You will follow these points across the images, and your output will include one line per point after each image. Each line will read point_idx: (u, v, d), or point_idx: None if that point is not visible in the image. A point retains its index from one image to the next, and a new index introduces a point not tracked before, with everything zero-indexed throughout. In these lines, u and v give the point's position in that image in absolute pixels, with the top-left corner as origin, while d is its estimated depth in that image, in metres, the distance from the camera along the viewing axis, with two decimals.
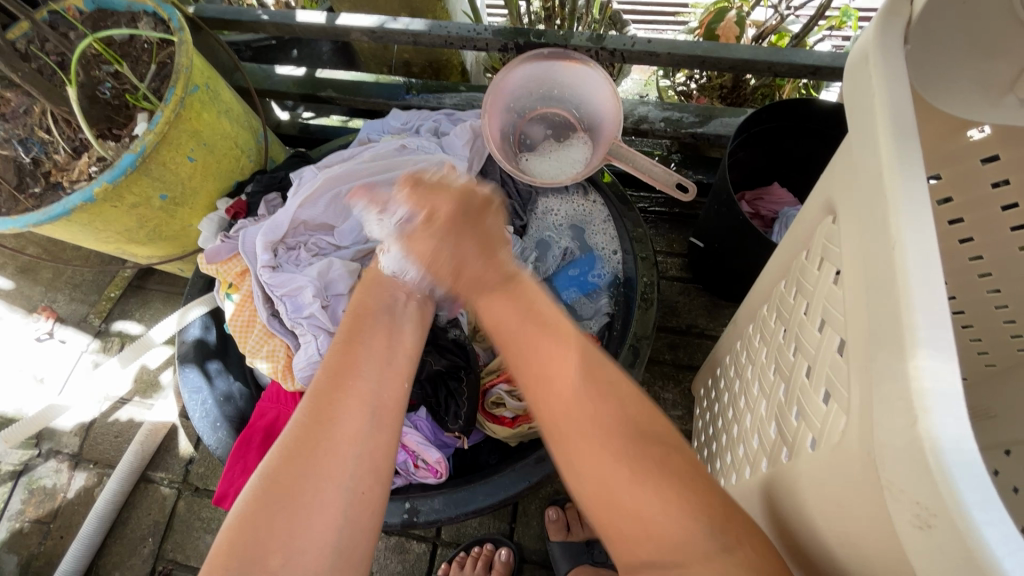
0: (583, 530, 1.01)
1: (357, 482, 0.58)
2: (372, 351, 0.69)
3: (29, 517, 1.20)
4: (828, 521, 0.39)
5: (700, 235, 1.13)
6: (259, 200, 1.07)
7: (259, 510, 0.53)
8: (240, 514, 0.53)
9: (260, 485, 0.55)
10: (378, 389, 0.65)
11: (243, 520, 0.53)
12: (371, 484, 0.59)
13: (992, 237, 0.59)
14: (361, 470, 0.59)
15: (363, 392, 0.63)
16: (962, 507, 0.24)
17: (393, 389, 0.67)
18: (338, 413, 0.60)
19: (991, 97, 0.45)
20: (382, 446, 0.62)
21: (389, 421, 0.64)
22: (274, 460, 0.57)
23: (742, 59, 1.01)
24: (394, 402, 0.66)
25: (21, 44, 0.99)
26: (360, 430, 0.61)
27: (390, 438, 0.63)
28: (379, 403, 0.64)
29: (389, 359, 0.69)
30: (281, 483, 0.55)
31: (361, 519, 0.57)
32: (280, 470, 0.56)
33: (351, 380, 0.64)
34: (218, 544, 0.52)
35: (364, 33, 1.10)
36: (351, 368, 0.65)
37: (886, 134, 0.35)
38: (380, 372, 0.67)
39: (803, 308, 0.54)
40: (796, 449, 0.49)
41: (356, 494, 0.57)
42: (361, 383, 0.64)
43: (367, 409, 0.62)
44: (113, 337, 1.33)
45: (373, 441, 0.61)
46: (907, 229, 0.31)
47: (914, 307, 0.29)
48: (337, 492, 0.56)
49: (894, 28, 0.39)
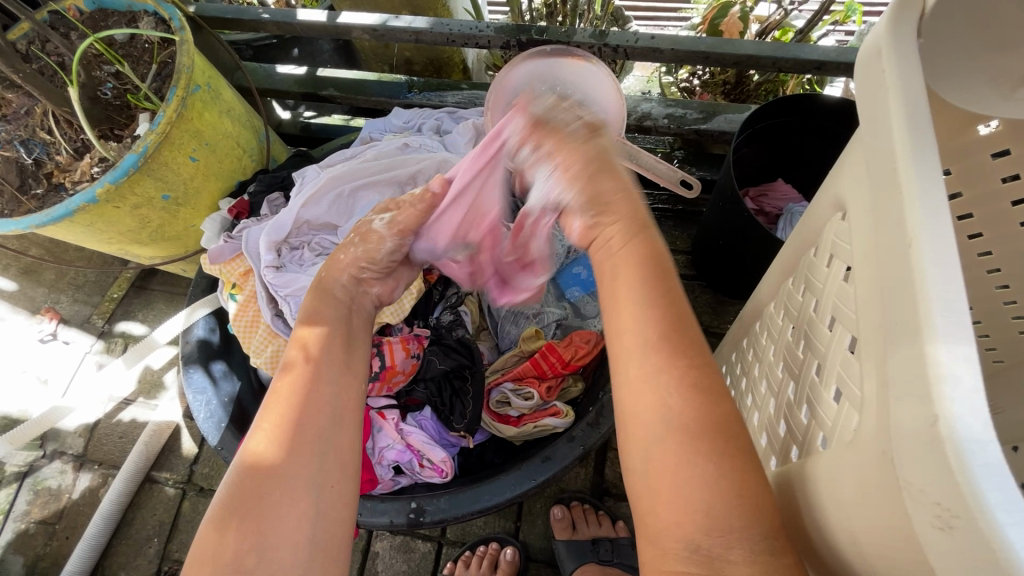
0: (589, 529, 1.01)
1: (324, 479, 0.57)
2: (331, 349, 0.66)
3: (35, 518, 1.20)
4: (841, 520, 0.39)
5: (704, 233, 1.13)
6: (262, 200, 1.07)
7: (231, 514, 0.52)
8: (214, 517, 0.53)
9: (229, 491, 0.54)
10: (338, 387, 0.64)
11: (213, 529, 0.52)
12: (339, 484, 0.58)
13: (1002, 233, 0.58)
14: (326, 471, 0.58)
15: (322, 391, 0.62)
16: (986, 507, 0.24)
17: (352, 389, 0.65)
18: (299, 416, 0.59)
19: (1003, 91, 0.44)
20: (345, 447, 0.60)
21: (349, 422, 0.62)
22: (242, 465, 0.56)
23: (746, 55, 1.00)
24: (354, 403, 0.64)
25: (22, 45, 0.99)
26: (321, 431, 0.59)
27: (351, 438, 0.62)
28: (339, 405, 0.62)
29: (348, 358, 0.67)
30: (251, 488, 0.54)
31: (332, 520, 0.56)
32: (248, 475, 0.55)
33: (310, 381, 0.62)
34: (193, 552, 0.51)
35: (365, 31, 1.09)
36: (308, 370, 0.63)
37: (901, 130, 0.35)
38: (339, 372, 0.65)
39: (812, 305, 0.53)
40: (806, 447, 0.49)
41: (324, 491, 0.57)
42: (320, 382, 0.63)
43: (327, 410, 0.61)
44: (117, 338, 1.32)
45: (336, 442, 0.60)
46: (925, 225, 0.31)
47: (932, 304, 0.28)
48: (307, 490, 0.55)
49: (909, 19, 0.38)
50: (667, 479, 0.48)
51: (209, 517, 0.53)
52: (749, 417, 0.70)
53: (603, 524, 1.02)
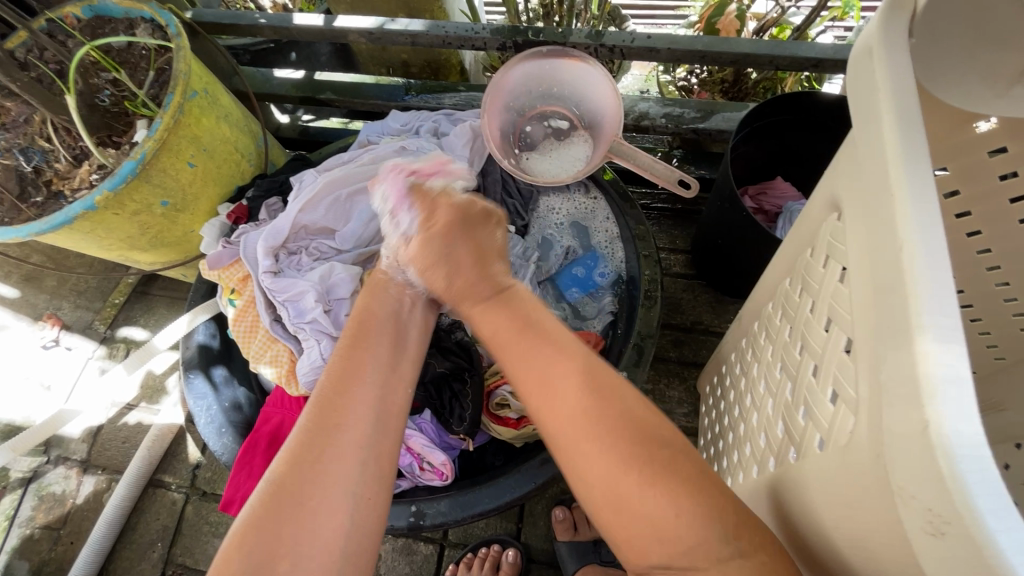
0: (591, 530, 1.01)
1: (362, 486, 0.57)
2: (377, 358, 0.67)
3: (39, 524, 1.20)
4: (838, 521, 0.38)
5: (703, 232, 1.13)
6: (260, 205, 1.07)
7: (267, 515, 0.52)
8: (247, 518, 0.53)
9: (270, 488, 0.54)
10: (381, 395, 0.64)
11: (254, 522, 0.52)
12: (378, 485, 0.59)
13: (1000, 230, 0.58)
14: (366, 474, 0.58)
15: (366, 398, 0.62)
16: (976, 513, 0.24)
17: (396, 396, 0.66)
18: (345, 416, 0.60)
19: (998, 89, 0.44)
20: (387, 451, 0.61)
21: (393, 426, 0.63)
22: (284, 462, 0.56)
23: (743, 53, 0.99)
24: (397, 408, 0.65)
25: (21, 53, 1.00)
26: (364, 434, 0.60)
27: (392, 445, 0.62)
28: (383, 409, 0.63)
29: (392, 365, 0.68)
30: (290, 487, 0.54)
31: (365, 522, 0.56)
32: (288, 473, 0.55)
33: (354, 386, 0.63)
34: (226, 547, 0.51)
35: (361, 34, 1.09)
36: (355, 372, 0.64)
37: (890, 134, 0.34)
38: (383, 378, 0.66)
39: (809, 306, 0.53)
40: (803, 449, 0.48)
41: (360, 498, 0.56)
42: (363, 389, 0.63)
43: (370, 413, 0.62)
44: (119, 344, 1.32)
45: (378, 445, 0.60)
46: (915, 228, 0.30)
47: (924, 308, 0.28)
48: (343, 497, 0.55)
49: (899, 19, 0.38)
50: (631, 502, 0.52)
51: (242, 517, 0.53)
52: (748, 418, 0.70)
53: None
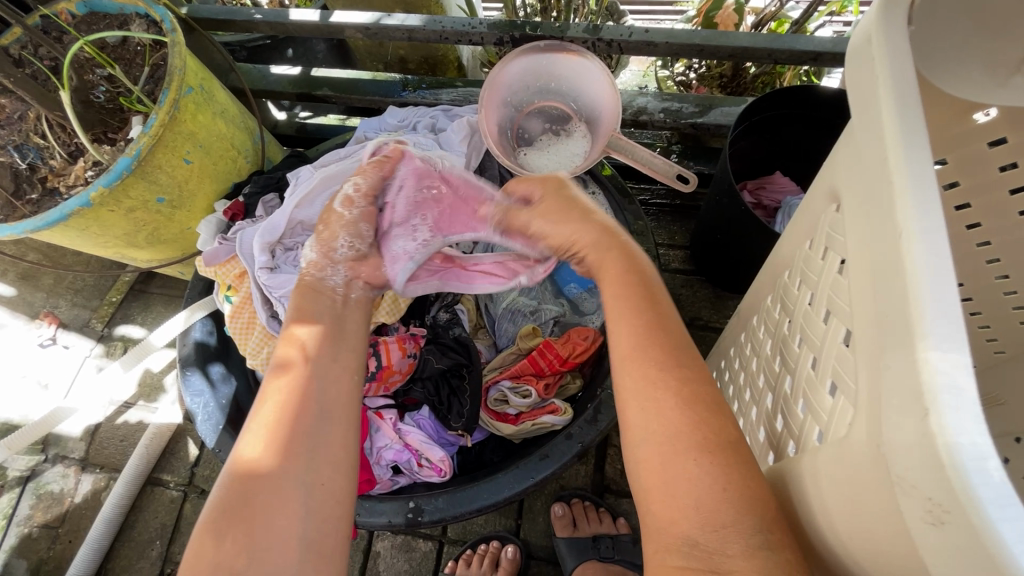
0: (590, 526, 1.01)
1: (314, 476, 0.56)
2: (322, 348, 0.66)
3: (38, 522, 1.20)
4: (837, 512, 0.38)
5: (702, 227, 1.12)
6: (257, 201, 1.06)
7: (221, 516, 0.52)
8: (206, 521, 0.53)
9: (221, 493, 0.54)
10: (326, 386, 0.63)
11: (205, 529, 0.52)
12: (331, 475, 0.58)
13: (1000, 222, 0.57)
14: (319, 464, 0.57)
15: (310, 390, 0.61)
16: (978, 503, 0.23)
17: (342, 385, 0.64)
18: (289, 414, 0.59)
19: (998, 78, 0.43)
20: (338, 442, 0.60)
21: (340, 417, 0.62)
22: (236, 467, 0.56)
23: (741, 46, 0.99)
24: (345, 398, 0.63)
25: (14, 49, 0.99)
26: (311, 429, 0.59)
27: (344, 434, 0.61)
28: (327, 401, 0.62)
29: (337, 355, 0.66)
30: (242, 491, 0.54)
31: (325, 513, 0.55)
32: (238, 478, 0.55)
33: (299, 379, 0.62)
34: (186, 554, 0.51)
35: (358, 29, 1.09)
36: (297, 369, 0.63)
37: (890, 122, 0.34)
38: (331, 368, 0.65)
39: (807, 299, 0.53)
40: (803, 442, 0.48)
41: (315, 488, 0.56)
42: (308, 381, 0.62)
43: (316, 407, 0.61)
44: (116, 342, 1.32)
45: (327, 437, 0.59)
46: (916, 217, 0.30)
47: (923, 297, 0.28)
48: (294, 488, 0.55)
49: (899, 7, 0.38)
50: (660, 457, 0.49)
51: (201, 521, 0.53)
52: (747, 413, 0.69)
53: (604, 521, 1.01)
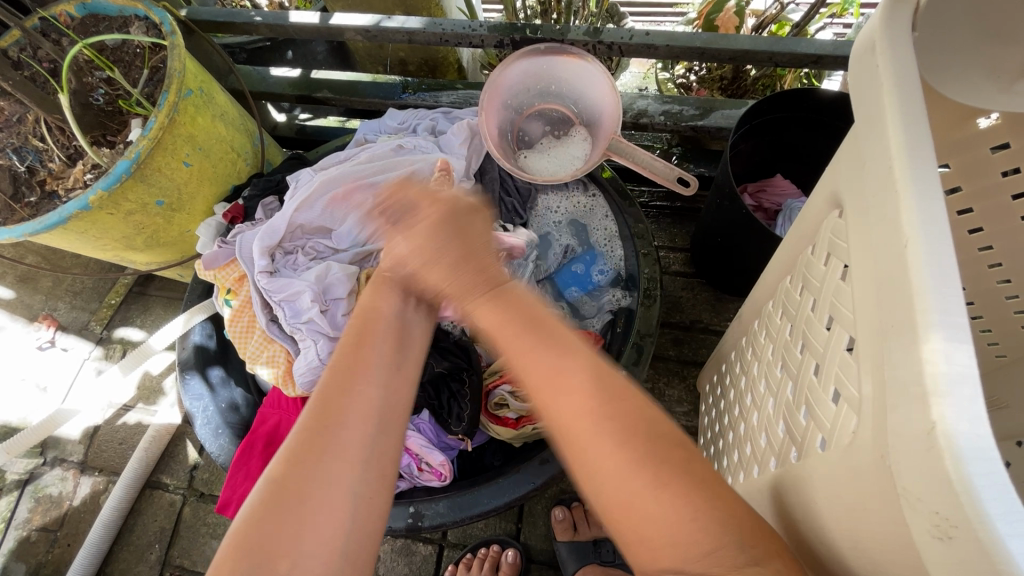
0: (590, 530, 1.00)
1: (365, 483, 0.56)
2: (382, 356, 0.65)
3: (36, 525, 1.19)
4: (842, 520, 0.38)
5: (702, 231, 1.12)
6: (256, 204, 1.06)
7: (266, 514, 0.52)
8: (249, 517, 0.52)
9: (264, 492, 0.54)
10: (385, 395, 0.62)
11: (246, 529, 0.51)
12: (380, 486, 0.57)
13: (1003, 227, 0.57)
14: (370, 473, 0.57)
15: (371, 397, 0.61)
16: (986, 517, 0.23)
17: (400, 395, 0.64)
18: (345, 418, 0.58)
19: (1002, 83, 0.43)
20: (389, 452, 0.59)
21: (395, 426, 0.61)
22: (283, 467, 0.55)
23: (742, 50, 0.99)
24: (402, 408, 0.63)
25: (13, 52, 0.99)
26: (365, 436, 0.58)
27: (397, 443, 0.61)
28: (387, 409, 0.61)
29: (398, 363, 0.66)
30: (287, 491, 0.53)
31: (366, 526, 0.55)
32: (287, 478, 0.54)
33: (359, 384, 0.61)
34: (224, 549, 0.51)
35: (358, 32, 1.08)
36: (359, 371, 0.62)
37: (895, 131, 0.34)
38: (388, 374, 0.64)
39: (809, 305, 0.52)
40: (805, 449, 0.48)
41: (364, 497, 0.55)
42: (368, 387, 0.61)
43: (373, 412, 0.60)
44: (115, 344, 1.32)
45: (380, 445, 0.59)
46: (921, 225, 0.30)
47: (930, 307, 0.28)
48: (345, 495, 0.54)
49: (903, 13, 0.38)
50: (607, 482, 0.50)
51: (243, 516, 0.53)
52: (748, 418, 0.69)
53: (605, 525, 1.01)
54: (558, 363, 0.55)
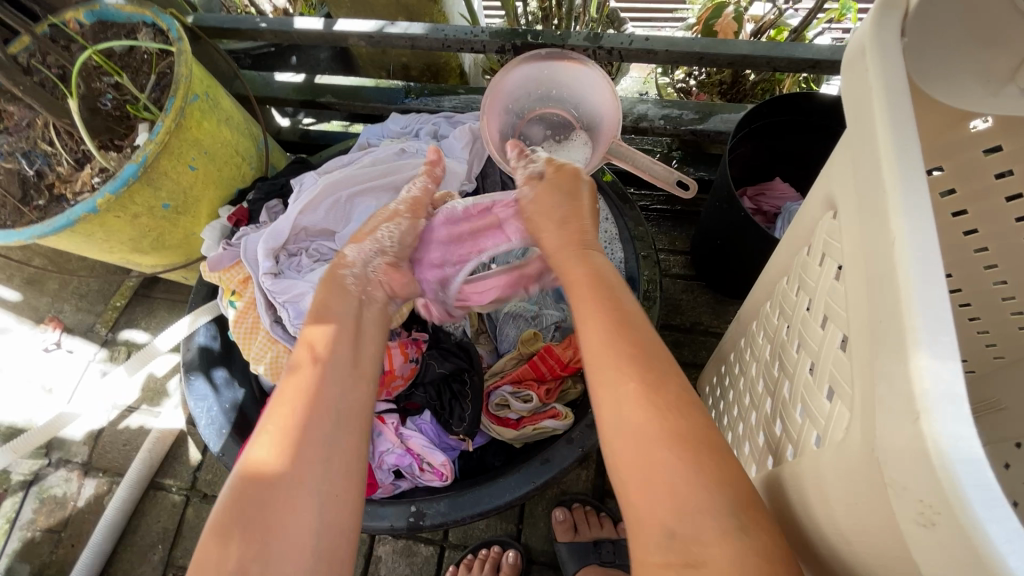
0: (591, 531, 1.01)
1: (329, 483, 0.57)
2: (337, 355, 0.66)
3: (40, 526, 1.20)
4: (836, 516, 0.38)
5: (702, 233, 1.13)
6: (261, 207, 1.08)
7: (233, 519, 0.53)
8: (217, 524, 0.53)
9: (232, 496, 0.55)
10: (343, 394, 0.63)
11: (216, 534, 0.53)
12: (345, 484, 0.58)
13: (997, 228, 0.58)
14: (333, 472, 0.58)
15: (327, 398, 0.61)
16: (966, 505, 0.24)
17: (359, 393, 0.65)
18: (305, 420, 0.59)
19: (992, 86, 0.44)
20: (351, 449, 0.60)
21: (354, 424, 0.62)
22: (245, 473, 0.56)
23: (740, 55, 1.00)
24: (360, 405, 0.64)
25: (23, 58, 1.00)
26: (325, 437, 0.59)
27: (358, 441, 0.62)
28: (344, 409, 0.62)
29: (355, 361, 0.67)
30: (254, 496, 0.54)
31: (336, 521, 0.56)
32: (252, 483, 0.55)
33: (316, 386, 0.62)
34: (197, 555, 0.52)
35: (362, 38, 1.10)
36: (316, 373, 0.63)
37: (884, 134, 0.35)
38: (347, 373, 0.65)
39: (805, 305, 0.53)
40: (801, 446, 0.49)
41: (329, 495, 0.57)
42: (326, 389, 0.62)
43: (332, 411, 0.61)
44: (120, 346, 1.33)
45: (341, 443, 0.60)
46: (908, 224, 0.31)
47: (916, 303, 0.29)
48: (310, 495, 0.56)
49: (893, 19, 0.39)
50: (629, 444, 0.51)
51: (211, 524, 0.54)
52: (747, 418, 0.70)
53: (605, 526, 1.02)
54: (611, 332, 0.57)
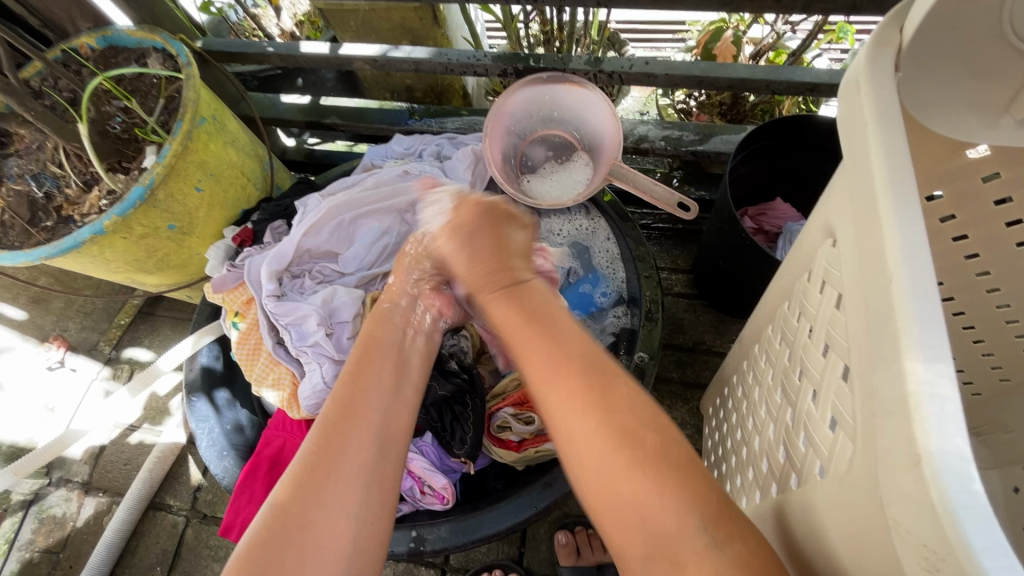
0: (594, 555, 1.00)
1: (364, 510, 0.57)
2: (382, 381, 0.66)
3: (39, 547, 1.19)
4: (839, 548, 0.38)
5: (705, 252, 1.13)
6: (265, 228, 1.08)
7: (269, 539, 0.53)
8: (251, 542, 0.53)
9: (269, 516, 0.55)
10: (386, 421, 0.64)
11: (252, 551, 0.52)
12: (379, 514, 0.58)
13: (997, 253, 0.58)
14: (370, 498, 0.58)
15: (371, 423, 0.62)
16: (971, 553, 0.23)
17: (400, 421, 0.65)
18: (346, 444, 0.59)
19: (988, 118, 0.44)
20: (389, 478, 0.60)
21: (395, 453, 0.62)
22: (281, 495, 0.56)
23: (739, 78, 1.01)
24: (401, 434, 0.64)
25: (35, 82, 1.03)
26: (366, 462, 0.59)
27: (395, 468, 0.62)
28: (386, 435, 0.63)
29: (398, 389, 0.67)
30: (288, 518, 0.54)
31: (368, 550, 0.56)
32: (289, 504, 0.55)
33: (361, 411, 0.62)
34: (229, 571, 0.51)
35: (367, 61, 1.11)
36: (360, 397, 0.64)
37: (879, 172, 0.35)
38: (391, 398, 0.66)
39: (807, 331, 0.53)
40: (805, 475, 0.48)
41: (363, 523, 0.56)
42: (369, 414, 0.63)
43: (372, 439, 0.61)
44: (123, 365, 1.34)
45: (380, 471, 0.60)
46: (904, 258, 0.31)
47: (915, 340, 0.29)
48: (345, 521, 0.55)
49: (886, 56, 0.39)
50: (574, 442, 0.54)
51: (245, 542, 0.53)
52: (750, 441, 0.69)
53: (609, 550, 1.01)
54: (562, 357, 0.59)
